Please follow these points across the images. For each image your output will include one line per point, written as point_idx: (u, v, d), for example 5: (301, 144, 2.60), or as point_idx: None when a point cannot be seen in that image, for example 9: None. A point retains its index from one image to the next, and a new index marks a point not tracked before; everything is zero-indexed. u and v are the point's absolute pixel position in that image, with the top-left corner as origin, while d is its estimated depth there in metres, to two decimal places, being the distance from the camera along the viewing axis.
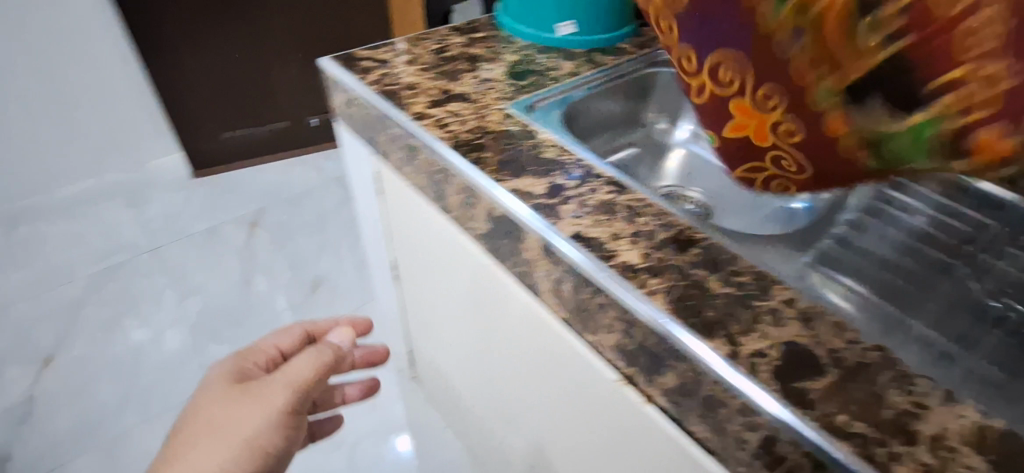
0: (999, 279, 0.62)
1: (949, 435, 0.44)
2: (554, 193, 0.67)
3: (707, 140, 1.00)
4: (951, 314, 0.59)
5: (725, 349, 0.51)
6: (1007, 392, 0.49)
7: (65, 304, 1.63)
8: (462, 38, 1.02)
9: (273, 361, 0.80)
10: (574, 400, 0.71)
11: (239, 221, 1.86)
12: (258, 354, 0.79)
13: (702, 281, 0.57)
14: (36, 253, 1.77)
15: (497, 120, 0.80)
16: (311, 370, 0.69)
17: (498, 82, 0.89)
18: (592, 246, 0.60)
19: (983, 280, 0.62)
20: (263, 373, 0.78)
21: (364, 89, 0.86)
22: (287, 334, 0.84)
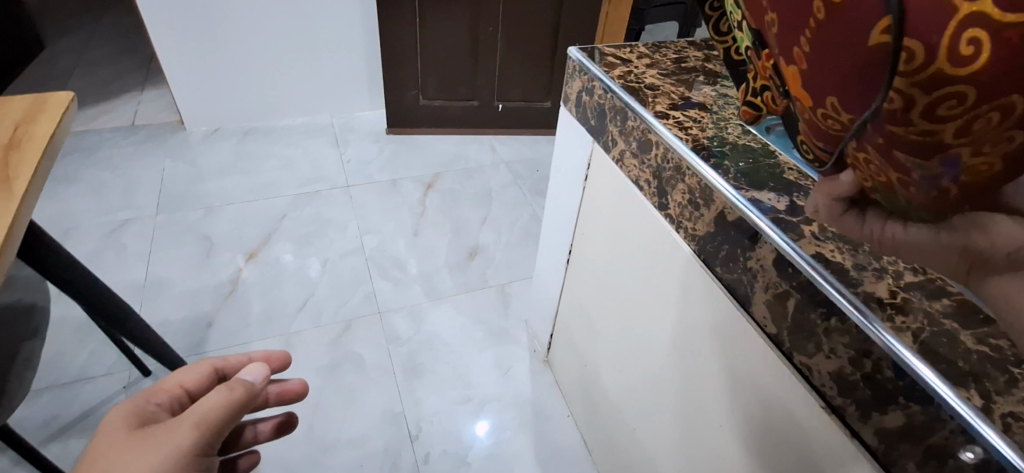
0: None
1: None
2: (795, 212, 0.68)
3: None
4: None
5: (976, 402, 0.49)
6: None
7: (270, 211, 1.90)
8: (699, 53, 1.06)
9: (177, 401, 0.68)
10: (763, 420, 0.73)
11: (418, 180, 2.06)
12: (159, 394, 0.67)
13: (953, 332, 0.55)
14: (257, 165, 2.09)
15: (737, 134, 0.82)
16: (216, 407, 0.60)
17: (736, 100, 0.91)
18: (835, 269, 0.61)
19: None
20: (167, 415, 0.66)
21: (609, 81, 0.93)
22: (193, 370, 0.72)
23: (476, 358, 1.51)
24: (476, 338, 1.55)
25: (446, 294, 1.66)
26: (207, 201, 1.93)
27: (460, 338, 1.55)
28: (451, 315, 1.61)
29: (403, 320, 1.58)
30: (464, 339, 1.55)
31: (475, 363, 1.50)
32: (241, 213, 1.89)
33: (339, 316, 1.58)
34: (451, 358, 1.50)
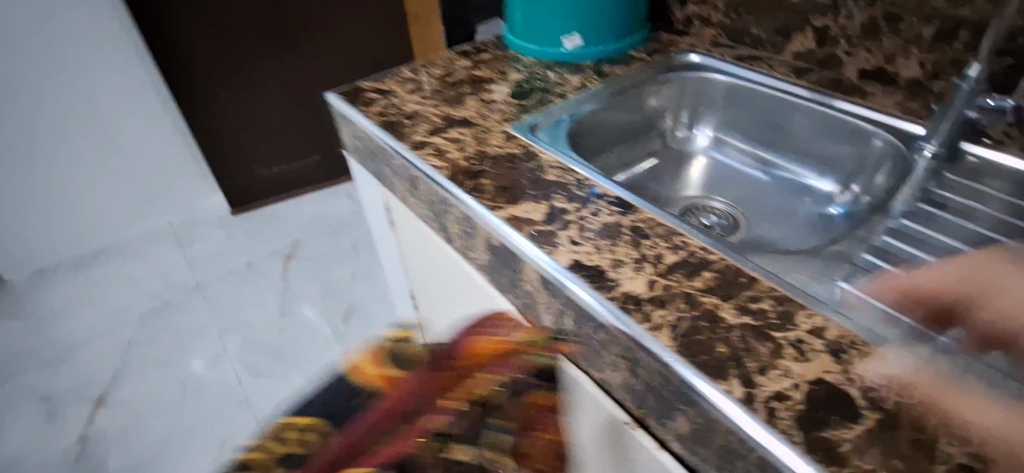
0: None
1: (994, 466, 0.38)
2: (552, 219, 0.62)
3: (729, 145, 0.92)
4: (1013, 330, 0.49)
5: (737, 393, 0.44)
6: None
7: (113, 343, 1.64)
8: (467, 62, 0.99)
9: None
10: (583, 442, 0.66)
11: (276, 253, 1.91)
12: None
13: (713, 310, 0.50)
14: (90, 294, 1.81)
15: (498, 144, 0.76)
16: None
17: (501, 103, 0.85)
18: (592, 275, 0.55)
19: None
20: None
21: (366, 122, 0.84)
22: None
23: None
24: None
25: (327, 370, 1.53)
26: (34, 353, 1.64)
27: None
28: None
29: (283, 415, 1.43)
30: None
31: None
32: (75, 356, 1.61)
33: (210, 439, 1.40)
34: None
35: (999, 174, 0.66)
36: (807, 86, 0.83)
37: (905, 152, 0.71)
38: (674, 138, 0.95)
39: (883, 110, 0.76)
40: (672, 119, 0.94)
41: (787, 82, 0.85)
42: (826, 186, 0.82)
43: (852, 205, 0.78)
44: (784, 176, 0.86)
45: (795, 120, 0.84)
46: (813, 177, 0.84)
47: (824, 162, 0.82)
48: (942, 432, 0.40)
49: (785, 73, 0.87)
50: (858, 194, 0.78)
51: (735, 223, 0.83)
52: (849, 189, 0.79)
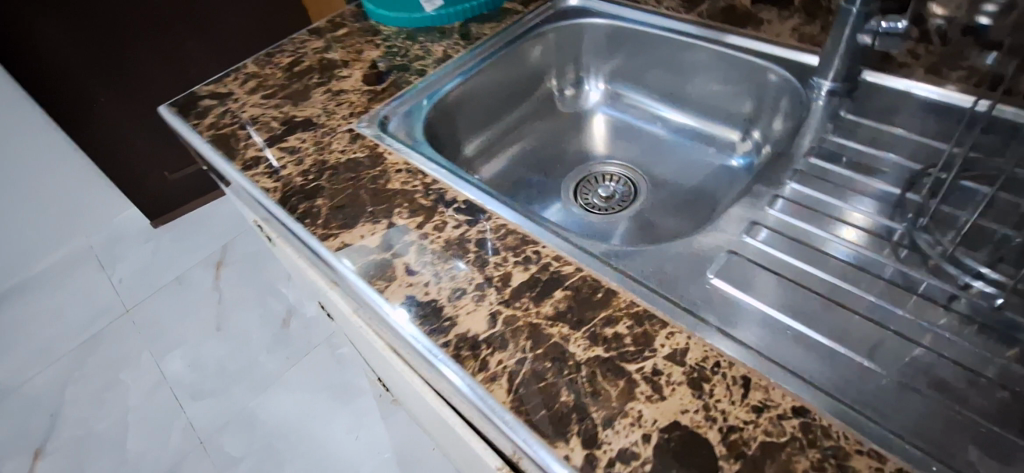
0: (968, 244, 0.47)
1: None
2: (389, 244, 0.52)
3: (624, 97, 0.82)
4: (907, 311, 0.42)
5: (577, 459, 0.36)
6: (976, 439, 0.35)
7: (46, 388, 1.53)
8: (321, 42, 0.86)
9: None
10: None
11: (204, 262, 1.80)
12: None
13: (561, 344, 0.42)
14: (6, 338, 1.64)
15: (341, 148, 0.65)
16: None
17: (351, 92, 0.73)
18: (427, 314, 0.46)
19: (957, 246, 0.47)
20: None
21: (196, 140, 0.72)
22: None
23: (324, 435, 1.36)
24: (318, 410, 1.40)
25: (273, 379, 1.48)
26: None
27: (300, 421, 1.39)
28: (284, 400, 1.44)
29: (233, 435, 1.39)
30: (306, 419, 1.39)
31: (328, 436, 1.35)
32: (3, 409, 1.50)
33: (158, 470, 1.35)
34: (300, 449, 1.34)
35: (905, 104, 0.57)
36: (696, 21, 0.72)
37: (801, 90, 0.62)
38: (563, 98, 0.84)
39: (778, 42, 0.66)
40: (558, 77, 0.83)
41: (675, 18, 0.73)
42: (727, 133, 0.74)
43: (755, 156, 0.71)
44: (684, 127, 0.78)
45: (688, 62, 0.73)
46: (714, 124, 0.75)
47: (724, 108, 0.73)
48: None
49: (674, 7, 0.75)
50: (760, 142, 0.70)
51: (634, 191, 0.76)
52: (751, 136, 0.71)
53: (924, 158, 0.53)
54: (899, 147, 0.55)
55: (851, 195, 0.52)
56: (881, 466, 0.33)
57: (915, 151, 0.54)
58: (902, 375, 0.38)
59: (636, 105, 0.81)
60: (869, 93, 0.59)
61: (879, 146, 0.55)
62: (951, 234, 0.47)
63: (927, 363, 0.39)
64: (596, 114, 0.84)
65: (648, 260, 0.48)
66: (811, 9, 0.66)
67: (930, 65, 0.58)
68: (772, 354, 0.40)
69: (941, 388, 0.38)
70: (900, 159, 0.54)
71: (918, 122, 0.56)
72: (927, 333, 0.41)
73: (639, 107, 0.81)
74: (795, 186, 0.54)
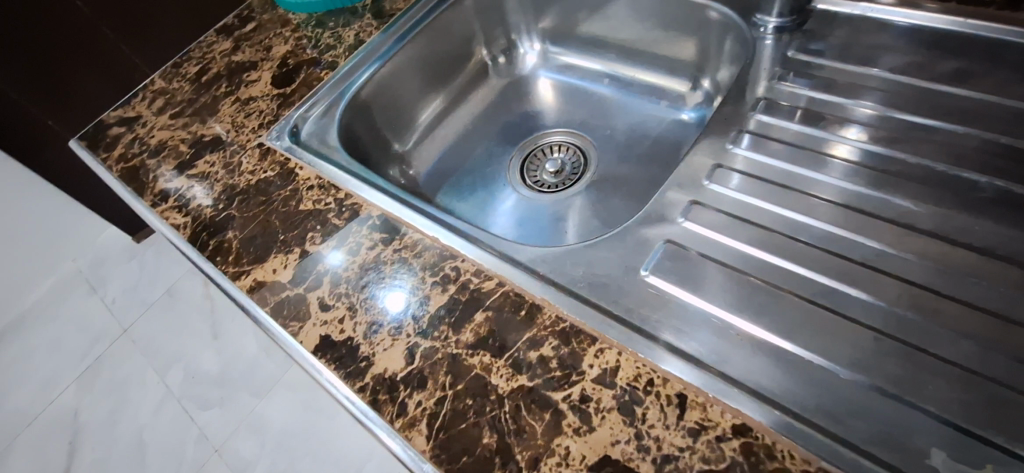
0: (926, 193, 0.42)
1: None
2: (302, 278, 0.48)
3: (563, 57, 0.75)
4: (857, 287, 0.38)
5: None
6: (931, 436, 0.31)
7: (59, 424, 1.45)
8: (228, 42, 0.78)
9: None
10: None
11: (192, 272, 1.62)
12: None
13: (482, 377, 0.38)
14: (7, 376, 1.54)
15: (252, 167, 0.59)
16: None
17: (260, 99, 0.67)
18: (342, 356, 0.42)
19: (914, 199, 0.42)
20: None
21: (104, 174, 0.66)
22: None
23: (334, 429, 1.29)
24: (322, 406, 1.32)
25: (274, 381, 1.39)
26: None
27: (306, 418, 1.32)
28: (288, 400, 1.36)
29: (244, 440, 1.32)
30: (312, 415, 1.32)
31: (335, 431, 1.29)
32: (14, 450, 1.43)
33: None
34: (309, 447, 1.28)
35: (857, 33, 0.51)
36: None
37: (745, 29, 0.55)
38: (498, 67, 0.77)
39: None
40: (488, 45, 0.76)
41: None
42: (676, 84, 0.67)
43: (708, 107, 0.64)
44: (629, 82, 0.71)
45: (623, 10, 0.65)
46: (660, 77, 0.68)
47: (668, 57, 0.66)
48: None
49: None
50: (710, 91, 0.64)
51: (585, 160, 0.70)
52: (701, 85, 0.65)
53: (880, 96, 0.47)
54: (857, 86, 0.48)
55: (801, 152, 0.46)
56: None
57: (870, 88, 0.48)
58: (851, 369, 0.34)
59: (576, 64, 0.74)
60: (816, 25, 0.53)
61: (831, 88, 0.49)
62: (909, 185, 0.42)
63: (879, 348, 0.35)
64: (537, 79, 0.77)
65: (577, 262, 0.43)
66: None
67: None
68: (709, 360, 0.36)
69: (894, 377, 0.34)
70: (861, 103, 0.47)
71: (873, 54, 0.49)
72: (880, 311, 0.37)
73: (580, 65, 0.74)
74: (740, 150, 0.48)
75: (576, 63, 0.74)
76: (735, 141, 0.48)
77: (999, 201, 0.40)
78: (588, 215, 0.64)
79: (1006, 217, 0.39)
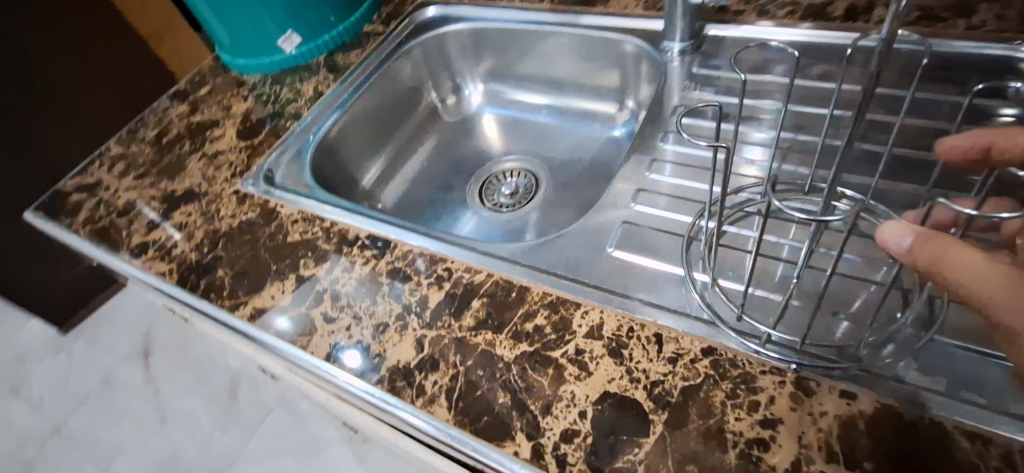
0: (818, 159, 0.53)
1: (782, 418, 0.36)
2: (302, 297, 0.52)
3: (504, 93, 0.85)
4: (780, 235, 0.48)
5: (524, 453, 0.38)
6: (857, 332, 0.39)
7: None
8: (184, 106, 0.81)
9: None
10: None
11: (128, 358, 1.51)
12: None
13: (489, 351, 0.44)
14: None
15: (231, 211, 0.63)
16: None
17: (229, 151, 0.71)
18: (356, 357, 0.46)
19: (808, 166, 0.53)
20: None
21: (71, 239, 0.67)
22: None
23: None
24: None
25: (232, 458, 1.32)
26: None
27: None
28: None
29: None
30: None
31: None
32: None
33: None
34: None
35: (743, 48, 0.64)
36: (550, 8, 0.76)
37: (656, 54, 0.67)
38: (446, 108, 0.86)
39: (628, 14, 0.71)
40: (436, 89, 0.85)
41: (530, 10, 0.77)
42: (605, 107, 0.78)
43: (635, 122, 0.75)
44: (566, 110, 0.81)
45: (551, 49, 0.77)
46: (592, 102, 0.79)
47: (595, 85, 0.77)
48: (728, 408, 0.37)
49: None
50: (635, 109, 0.75)
51: (535, 181, 0.78)
52: (627, 106, 0.76)
53: (769, 94, 0.60)
54: (750, 89, 0.61)
55: (717, 143, 0.57)
56: (784, 378, 0.37)
57: (762, 88, 0.60)
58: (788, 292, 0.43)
59: (516, 98, 0.84)
60: (711, 46, 0.66)
61: (730, 92, 0.61)
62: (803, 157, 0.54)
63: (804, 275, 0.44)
64: (482, 115, 0.86)
65: (551, 249, 0.50)
66: None
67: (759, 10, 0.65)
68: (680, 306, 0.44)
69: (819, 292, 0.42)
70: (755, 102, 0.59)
71: (757, 65, 0.62)
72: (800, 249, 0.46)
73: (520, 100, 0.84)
74: (670, 146, 0.58)
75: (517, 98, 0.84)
76: (665, 140, 0.59)
77: (874, 157, 0.51)
78: (546, 224, 0.72)
79: (878, 168, 0.50)
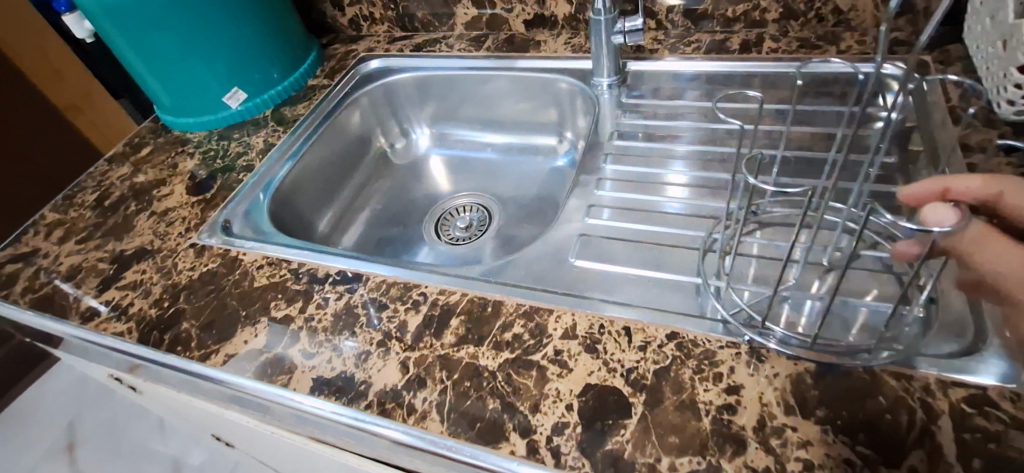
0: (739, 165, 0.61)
1: (743, 384, 0.41)
2: (277, 338, 0.52)
3: (450, 135, 0.90)
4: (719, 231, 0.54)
5: (520, 450, 0.40)
6: None
7: None
8: (124, 168, 0.80)
9: None
10: None
11: (49, 453, 1.46)
12: None
13: (473, 363, 0.46)
14: None
15: (190, 264, 0.62)
16: None
17: (180, 207, 0.70)
18: (341, 387, 0.47)
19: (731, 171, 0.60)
20: None
21: (8, 312, 0.63)
22: None
23: None
24: None
25: None
26: None
27: None
28: None
29: None
30: None
31: None
32: None
33: None
34: None
35: (663, 80, 0.73)
36: (487, 55, 0.83)
37: (589, 89, 0.75)
38: (395, 152, 0.90)
39: (559, 56, 0.79)
40: (385, 135, 0.89)
41: (469, 57, 0.83)
42: (547, 141, 0.85)
43: (575, 152, 0.82)
44: (509, 147, 0.87)
45: (491, 91, 0.83)
46: (533, 137, 0.85)
47: (535, 121, 0.84)
48: (697, 382, 0.41)
49: (465, 48, 0.85)
50: (574, 140, 0.82)
51: (488, 213, 0.83)
52: (566, 138, 0.83)
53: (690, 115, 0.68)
54: (673, 113, 0.69)
55: (651, 160, 0.64)
56: (739, 349, 0.43)
57: (683, 111, 0.69)
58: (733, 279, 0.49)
59: (462, 138, 0.89)
60: (635, 79, 0.74)
61: (657, 116, 0.69)
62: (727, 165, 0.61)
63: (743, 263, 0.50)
64: (430, 157, 0.90)
65: (518, 266, 0.54)
66: (573, 23, 0.81)
67: (671, 47, 0.75)
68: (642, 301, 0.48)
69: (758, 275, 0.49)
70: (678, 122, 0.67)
71: (677, 92, 0.71)
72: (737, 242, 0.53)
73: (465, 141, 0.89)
74: (611, 166, 0.64)
75: (462, 139, 0.89)
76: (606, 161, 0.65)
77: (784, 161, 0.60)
78: (503, 252, 0.76)
79: (790, 170, 0.59)
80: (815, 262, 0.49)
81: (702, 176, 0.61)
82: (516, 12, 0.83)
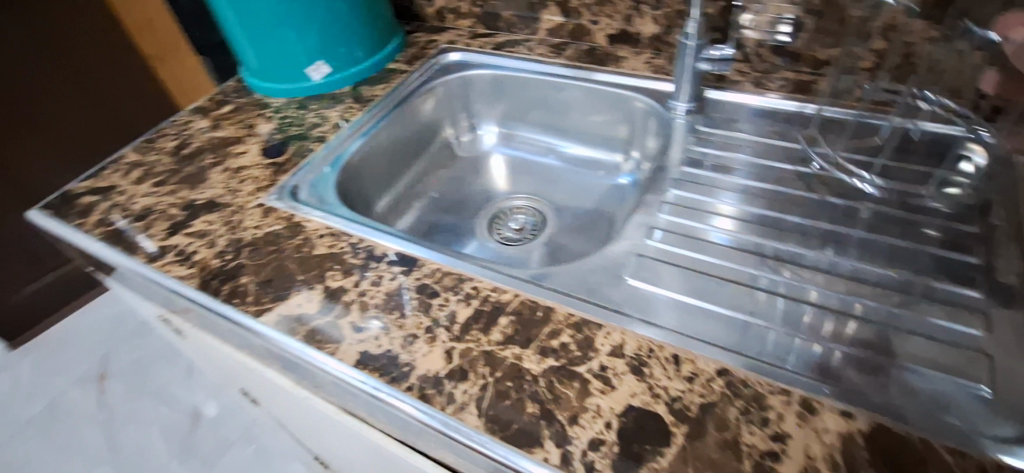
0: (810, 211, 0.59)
1: (791, 433, 0.40)
2: (329, 307, 0.54)
3: (515, 136, 0.91)
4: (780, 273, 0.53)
5: (553, 459, 0.40)
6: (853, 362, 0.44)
7: None
8: (204, 122, 0.84)
9: None
10: None
11: (80, 382, 1.53)
12: None
13: (517, 364, 0.46)
14: None
15: (255, 223, 0.65)
16: None
17: (252, 167, 0.73)
18: (384, 365, 0.48)
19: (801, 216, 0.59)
20: None
21: (82, 240, 0.67)
22: None
23: None
24: None
25: None
26: None
27: None
28: None
29: None
30: None
31: None
32: None
33: None
34: None
35: (740, 112, 0.72)
36: (566, 63, 0.83)
37: (664, 111, 0.74)
38: (459, 145, 0.91)
39: (637, 74, 0.79)
40: (453, 126, 0.90)
41: (547, 63, 0.84)
42: (611, 156, 0.84)
43: (638, 172, 0.81)
44: (572, 156, 0.87)
45: (564, 99, 0.83)
46: (598, 150, 0.85)
47: (603, 135, 0.84)
48: (742, 423, 0.40)
49: (544, 53, 0.86)
50: (639, 159, 0.81)
51: (541, 219, 0.83)
52: (631, 156, 0.82)
53: (765, 152, 0.67)
54: (747, 147, 0.68)
55: (718, 191, 0.63)
56: (790, 398, 0.42)
57: (758, 147, 0.67)
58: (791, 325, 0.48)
59: (527, 141, 0.90)
60: (711, 108, 0.73)
61: (730, 148, 0.68)
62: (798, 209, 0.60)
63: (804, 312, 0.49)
64: (493, 155, 0.91)
65: (571, 276, 0.54)
66: (656, 43, 0.81)
67: (753, 81, 0.74)
68: (693, 332, 0.48)
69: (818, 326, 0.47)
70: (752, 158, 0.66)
71: (754, 127, 0.70)
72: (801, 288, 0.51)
73: (530, 143, 0.90)
74: (677, 191, 0.64)
75: (528, 141, 0.90)
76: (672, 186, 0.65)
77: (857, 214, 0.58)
78: (551, 260, 0.77)
79: (863, 223, 0.57)
80: (880, 322, 0.47)
81: (770, 216, 0.59)
82: (601, 25, 0.83)
